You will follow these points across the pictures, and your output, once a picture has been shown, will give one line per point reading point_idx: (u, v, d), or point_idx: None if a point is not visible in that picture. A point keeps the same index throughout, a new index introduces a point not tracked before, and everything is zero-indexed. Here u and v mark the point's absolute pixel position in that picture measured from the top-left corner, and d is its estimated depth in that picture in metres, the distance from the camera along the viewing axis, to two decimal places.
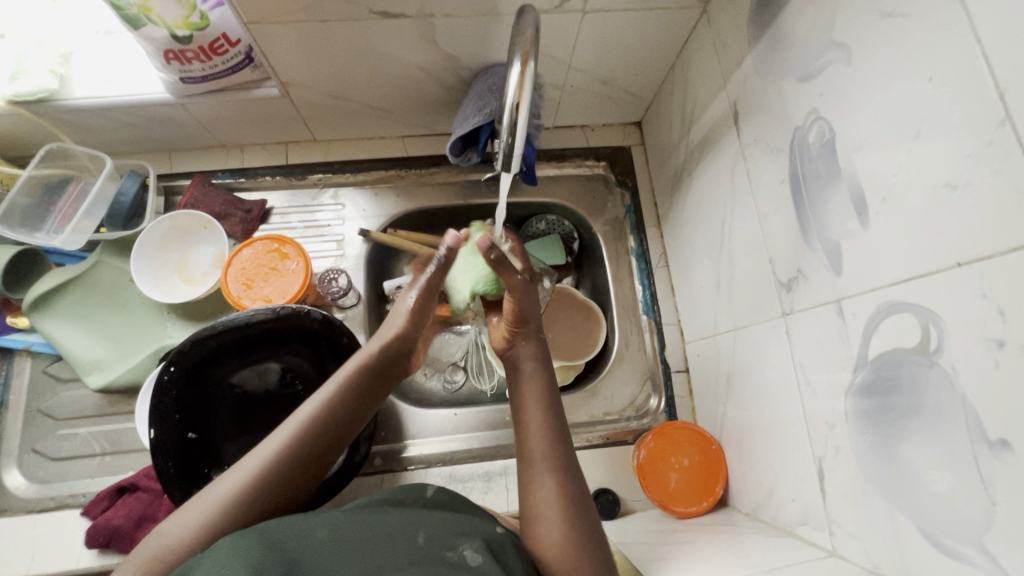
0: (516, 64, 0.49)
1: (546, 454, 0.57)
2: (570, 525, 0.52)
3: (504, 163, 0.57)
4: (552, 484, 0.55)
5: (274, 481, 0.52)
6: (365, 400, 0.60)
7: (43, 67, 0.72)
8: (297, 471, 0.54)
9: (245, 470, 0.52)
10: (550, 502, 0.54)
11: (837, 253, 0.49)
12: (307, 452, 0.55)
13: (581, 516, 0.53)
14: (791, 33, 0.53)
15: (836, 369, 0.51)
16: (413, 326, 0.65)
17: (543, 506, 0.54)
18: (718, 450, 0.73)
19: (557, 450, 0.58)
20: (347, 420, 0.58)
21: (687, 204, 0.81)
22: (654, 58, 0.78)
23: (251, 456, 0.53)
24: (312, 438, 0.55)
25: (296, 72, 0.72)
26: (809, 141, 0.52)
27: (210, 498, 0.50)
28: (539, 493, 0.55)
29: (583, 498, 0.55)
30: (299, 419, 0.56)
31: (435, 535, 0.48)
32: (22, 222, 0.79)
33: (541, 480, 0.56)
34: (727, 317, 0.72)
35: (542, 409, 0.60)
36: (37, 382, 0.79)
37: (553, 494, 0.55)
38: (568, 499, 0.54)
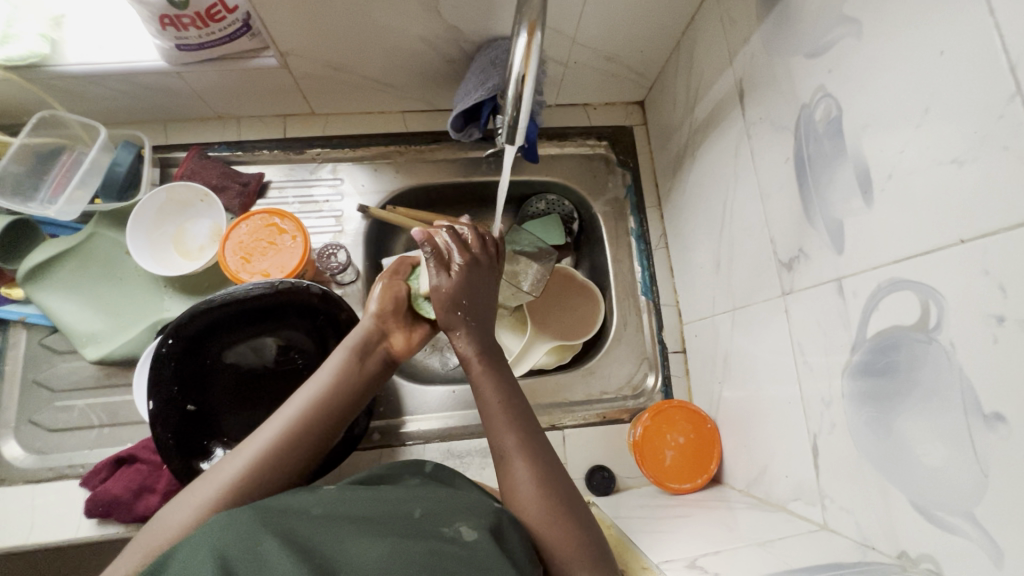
0: (522, 34, 0.46)
1: (517, 441, 0.56)
2: (544, 506, 0.52)
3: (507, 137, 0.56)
4: (527, 473, 0.54)
5: (271, 469, 0.52)
6: (354, 395, 0.59)
7: (33, 31, 0.69)
8: (292, 459, 0.53)
9: (237, 463, 0.52)
10: (528, 489, 0.53)
11: (839, 232, 0.49)
12: (297, 447, 0.54)
13: (556, 493, 0.53)
14: (801, 7, 0.52)
15: (833, 347, 0.51)
16: (380, 314, 0.65)
17: (523, 495, 0.53)
18: (713, 429, 0.75)
19: (526, 432, 0.56)
20: (335, 417, 0.57)
21: (689, 184, 0.81)
22: (659, 33, 0.77)
23: (244, 449, 0.53)
24: (302, 434, 0.54)
25: (295, 40, 0.71)
26: (816, 118, 0.51)
27: (211, 488, 0.50)
28: (518, 484, 0.53)
29: (562, 475, 0.55)
30: (286, 417, 0.55)
31: (434, 513, 0.48)
32: (15, 191, 0.76)
33: (516, 468, 0.54)
34: (726, 297, 0.72)
35: (507, 404, 0.58)
36: (33, 354, 0.79)
37: (530, 477, 0.53)
38: (544, 480, 0.53)
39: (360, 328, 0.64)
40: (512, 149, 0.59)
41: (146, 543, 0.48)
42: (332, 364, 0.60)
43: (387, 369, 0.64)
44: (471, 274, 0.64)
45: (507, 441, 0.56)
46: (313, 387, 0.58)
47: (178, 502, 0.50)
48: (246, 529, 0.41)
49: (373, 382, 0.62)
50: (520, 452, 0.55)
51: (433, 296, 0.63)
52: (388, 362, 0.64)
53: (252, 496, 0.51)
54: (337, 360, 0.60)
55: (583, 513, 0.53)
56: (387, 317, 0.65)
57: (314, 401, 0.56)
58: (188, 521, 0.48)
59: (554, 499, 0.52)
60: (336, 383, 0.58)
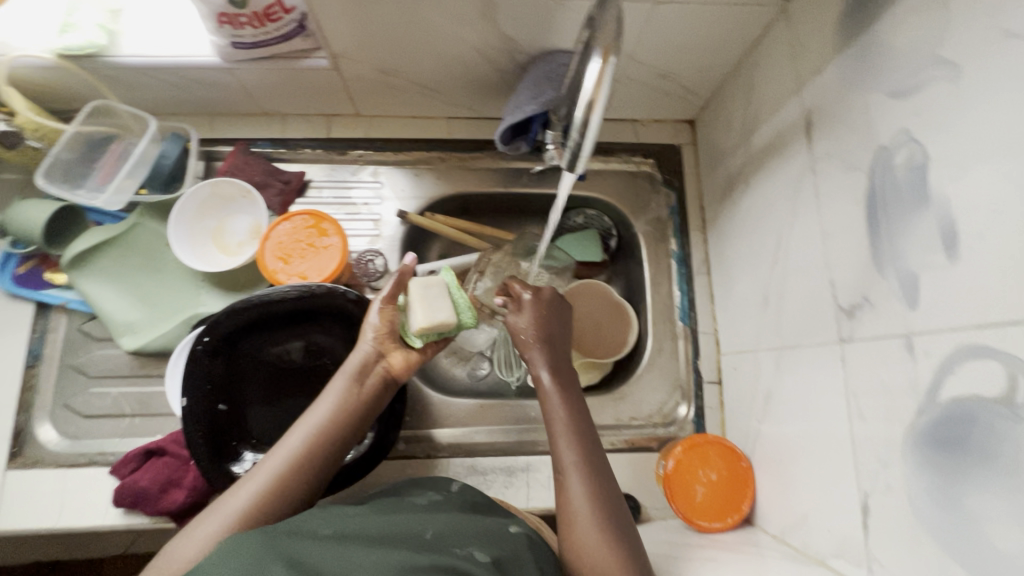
0: (596, 60, 0.44)
1: (575, 456, 0.60)
2: (599, 529, 0.55)
3: (568, 163, 0.52)
4: (585, 497, 0.57)
5: (276, 498, 0.53)
6: (359, 417, 0.60)
7: (92, 22, 0.70)
8: (295, 486, 0.54)
9: (248, 491, 0.52)
10: (584, 509, 0.56)
11: (913, 285, 0.47)
12: (298, 476, 0.55)
13: (611, 514, 0.56)
14: (887, 43, 0.49)
15: (896, 405, 0.49)
16: (379, 337, 0.64)
17: (580, 520, 0.56)
18: (748, 468, 0.72)
19: (586, 451, 0.60)
20: (338, 443, 0.58)
21: (738, 212, 0.78)
22: (719, 55, 0.74)
23: (252, 478, 0.54)
24: (305, 463, 0.55)
25: (349, 44, 0.70)
26: (895, 162, 0.48)
27: (220, 519, 0.51)
28: (575, 509, 0.57)
29: (616, 493, 0.59)
30: (292, 447, 0.56)
31: (444, 533, 0.51)
32: (64, 178, 0.77)
33: (572, 488, 0.58)
34: (772, 334, 0.69)
35: (574, 418, 0.63)
36: (71, 339, 0.79)
37: (586, 498, 0.57)
38: (599, 504, 0.57)
39: (358, 352, 0.63)
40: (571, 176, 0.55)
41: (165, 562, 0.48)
42: (333, 390, 0.60)
43: (388, 388, 0.64)
44: (553, 313, 0.71)
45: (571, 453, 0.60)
46: (315, 415, 0.58)
47: (188, 534, 0.50)
48: (258, 551, 0.42)
49: (376, 400, 0.62)
50: (579, 471, 0.59)
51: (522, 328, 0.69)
52: (389, 382, 0.64)
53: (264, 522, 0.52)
54: (338, 385, 0.61)
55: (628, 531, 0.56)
56: (386, 338, 0.64)
57: (317, 430, 0.57)
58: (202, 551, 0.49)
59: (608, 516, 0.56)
60: (338, 410, 0.59)
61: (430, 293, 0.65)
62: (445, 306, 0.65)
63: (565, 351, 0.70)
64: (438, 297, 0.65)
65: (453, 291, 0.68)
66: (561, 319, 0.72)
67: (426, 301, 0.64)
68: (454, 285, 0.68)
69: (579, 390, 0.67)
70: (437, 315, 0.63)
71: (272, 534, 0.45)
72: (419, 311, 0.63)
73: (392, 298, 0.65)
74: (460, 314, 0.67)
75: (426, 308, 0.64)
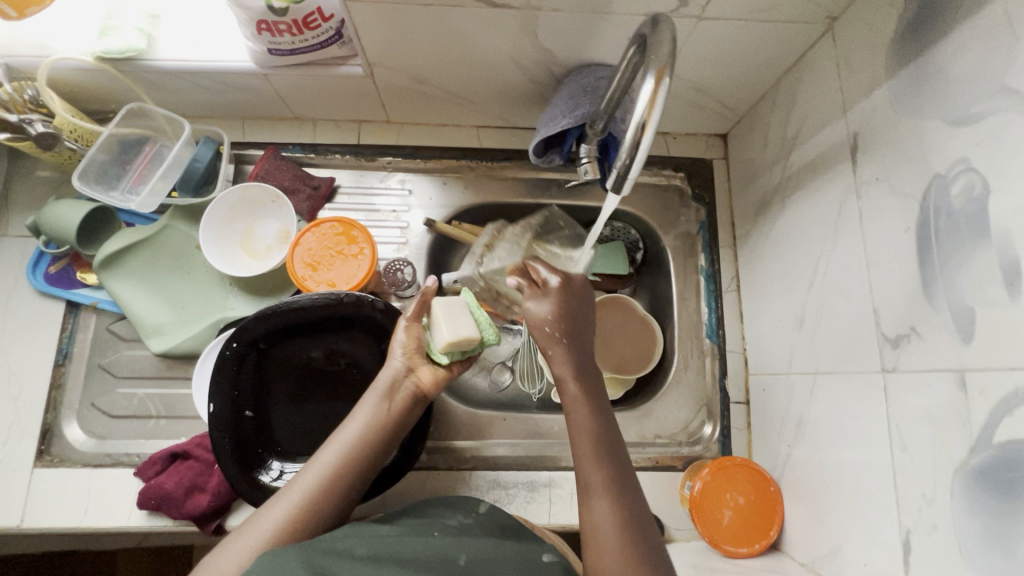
0: (649, 80, 0.44)
1: (602, 474, 0.55)
2: (626, 554, 0.50)
3: (613, 185, 0.51)
4: (611, 519, 0.52)
5: (307, 517, 0.53)
6: (389, 435, 0.59)
7: (133, 25, 0.71)
8: (324, 506, 0.54)
9: (280, 509, 0.52)
10: (610, 532, 0.52)
11: (969, 320, 0.45)
12: (329, 494, 0.54)
13: (639, 538, 0.52)
14: (946, 69, 0.48)
15: (945, 442, 0.47)
16: (406, 354, 0.64)
17: (604, 544, 0.51)
18: (776, 494, 0.71)
19: (613, 468, 0.56)
20: (367, 464, 0.57)
21: (773, 230, 0.76)
22: (759, 71, 0.73)
23: (284, 496, 0.53)
24: (336, 482, 0.55)
25: (385, 53, 0.70)
26: (950, 193, 0.47)
27: (253, 537, 0.50)
28: (600, 531, 0.52)
29: (645, 511, 0.54)
30: (324, 464, 0.55)
31: (477, 559, 0.51)
32: (99, 180, 0.77)
33: (599, 508, 0.53)
34: (806, 358, 0.68)
35: (601, 429, 0.58)
36: (100, 338, 0.80)
37: (612, 520, 0.52)
38: (626, 527, 0.52)
39: (386, 369, 0.63)
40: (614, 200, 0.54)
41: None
42: (363, 408, 0.60)
43: (416, 405, 0.63)
44: (579, 304, 0.66)
45: (597, 468, 0.55)
46: (346, 432, 0.58)
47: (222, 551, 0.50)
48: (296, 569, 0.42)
49: (406, 418, 0.61)
50: (606, 490, 0.54)
51: (544, 316, 0.64)
52: (418, 398, 0.63)
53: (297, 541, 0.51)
54: (367, 403, 0.60)
55: (658, 554, 0.51)
56: (414, 354, 0.64)
57: (349, 446, 0.57)
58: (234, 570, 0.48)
59: (635, 540, 0.51)
60: (369, 428, 0.58)
61: (452, 310, 0.65)
62: (469, 323, 0.64)
63: (592, 348, 0.64)
64: (461, 314, 0.65)
65: (474, 308, 0.67)
66: (586, 316, 0.66)
67: (450, 319, 0.64)
68: (474, 304, 0.68)
69: (607, 397, 0.61)
70: (460, 331, 0.63)
71: (309, 550, 0.45)
72: (443, 327, 0.63)
73: (417, 316, 0.66)
74: (483, 331, 0.66)
75: (448, 324, 0.63)
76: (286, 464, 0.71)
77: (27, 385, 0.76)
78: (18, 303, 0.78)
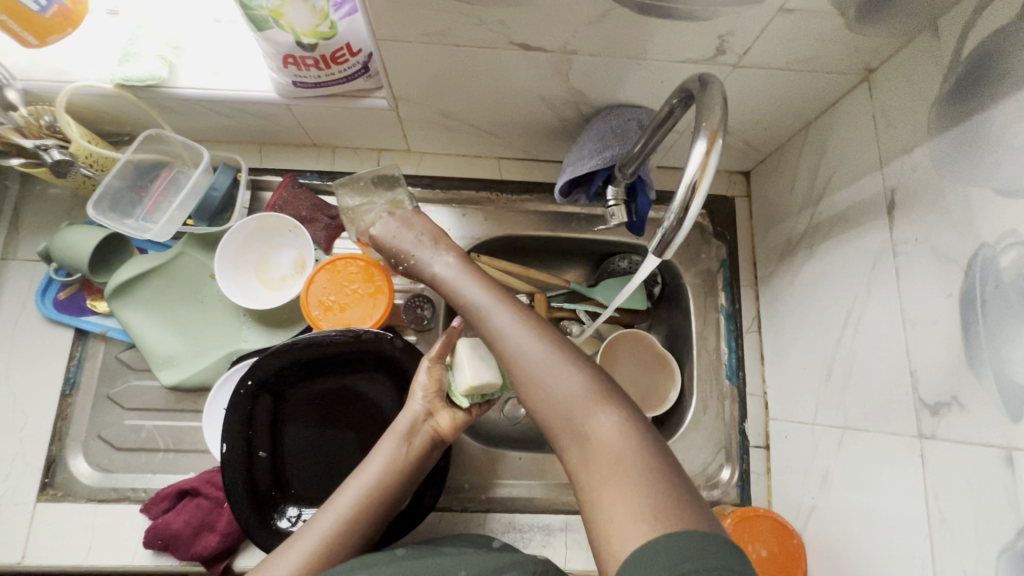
0: (700, 141, 0.42)
1: (499, 316, 0.57)
2: (543, 359, 0.52)
3: (657, 248, 0.49)
4: (521, 338, 0.54)
5: (324, 563, 0.52)
6: (407, 478, 0.59)
7: (154, 53, 0.69)
8: (339, 552, 0.54)
9: (296, 555, 0.52)
10: (526, 351, 0.53)
11: (1017, 398, 0.44)
12: (345, 542, 0.54)
13: (553, 344, 0.54)
14: (997, 137, 0.46)
15: (990, 519, 0.46)
16: (426, 394, 0.63)
17: (525, 363, 0.53)
18: (799, 546, 0.69)
19: (506, 305, 0.58)
20: (382, 511, 0.57)
21: (799, 275, 0.75)
22: (790, 116, 0.72)
23: (298, 538, 0.54)
24: (351, 530, 0.55)
25: (412, 88, 0.69)
26: (998, 264, 0.46)
27: None
28: (516, 355, 0.54)
29: (551, 328, 0.56)
30: (339, 509, 0.56)
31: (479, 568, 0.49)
32: (113, 207, 0.75)
33: (509, 342, 0.55)
34: (833, 411, 0.67)
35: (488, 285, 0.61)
36: (108, 367, 0.78)
37: (522, 340, 0.54)
38: (537, 339, 0.54)
39: (407, 411, 0.62)
40: (654, 259, 0.52)
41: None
42: (382, 450, 0.60)
43: (436, 448, 0.63)
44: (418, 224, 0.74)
45: (501, 315, 0.57)
46: (363, 478, 0.58)
47: None
48: None
49: (424, 463, 0.61)
50: (510, 324, 0.56)
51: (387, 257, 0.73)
52: (436, 442, 0.62)
53: None
54: (387, 445, 0.60)
55: (577, 356, 0.53)
56: (434, 397, 0.63)
57: (365, 493, 0.57)
58: None
59: (550, 351, 0.53)
60: (386, 473, 0.58)
61: (476, 352, 0.62)
62: (492, 367, 0.62)
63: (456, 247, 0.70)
64: (485, 357, 0.63)
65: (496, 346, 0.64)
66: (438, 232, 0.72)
67: (472, 361, 0.62)
68: None
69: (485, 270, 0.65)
70: (483, 375, 0.61)
71: None
72: (466, 371, 0.61)
73: (440, 357, 0.64)
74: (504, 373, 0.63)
75: (467, 366, 0.61)
76: (303, 509, 0.68)
77: (32, 415, 0.74)
78: (26, 329, 0.76)
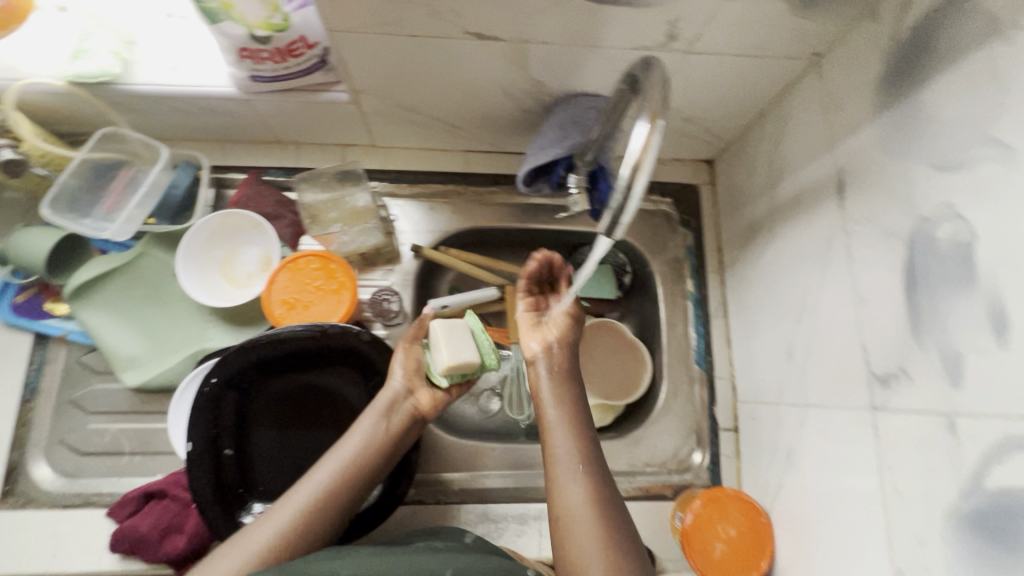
0: (643, 124, 0.43)
1: (570, 453, 0.59)
2: (593, 519, 0.54)
3: (608, 229, 0.48)
4: (581, 488, 0.56)
5: (299, 539, 0.52)
6: (383, 457, 0.60)
7: (107, 49, 0.68)
8: (315, 531, 0.54)
9: (271, 528, 0.52)
10: (580, 504, 0.55)
11: (957, 365, 0.45)
12: (324, 514, 0.54)
13: (610, 509, 0.55)
14: (932, 115, 0.48)
15: (937, 485, 0.47)
16: (407, 373, 0.64)
17: (574, 510, 0.55)
18: (767, 525, 0.71)
19: (583, 445, 0.60)
20: (360, 488, 0.57)
21: (760, 259, 0.77)
22: (746, 103, 0.74)
23: (276, 512, 0.53)
24: (330, 504, 0.55)
25: (371, 81, 0.69)
26: (936, 236, 0.47)
27: (237, 554, 0.50)
28: (567, 498, 0.56)
29: (615, 497, 0.57)
30: (318, 483, 0.55)
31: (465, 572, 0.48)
32: (70, 207, 0.74)
33: (569, 482, 0.57)
34: (795, 390, 0.68)
35: (574, 413, 0.62)
36: (70, 371, 0.76)
37: (580, 494, 0.56)
38: (596, 501, 0.55)
39: (386, 387, 0.63)
40: (607, 243, 0.51)
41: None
42: (362, 426, 0.60)
43: (414, 426, 0.63)
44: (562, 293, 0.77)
45: (568, 453, 0.59)
46: (344, 451, 0.58)
47: (208, 564, 0.50)
48: None
49: (401, 441, 0.62)
50: (576, 467, 0.58)
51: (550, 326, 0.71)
52: (416, 420, 0.63)
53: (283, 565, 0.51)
54: (367, 422, 0.61)
55: (622, 523, 0.54)
56: (414, 375, 0.64)
57: (344, 466, 0.57)
58: None
59: (601, 522, 0.54)
60: (365, 450, 0.59)
61: (452, 332, 0.62)
62: (470, 346, 0.63)
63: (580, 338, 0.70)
64: (463, 338, 0.63)
65: (476, 327, 0.65)
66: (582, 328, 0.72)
67: (450, 341, 0.62)
68: (478, 328, 0.66)
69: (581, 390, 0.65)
70: (461, 355, 0.61)
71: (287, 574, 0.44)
72: (444, 351, 0.61)
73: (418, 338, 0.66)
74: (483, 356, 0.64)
75: (443, 345, 0.61)
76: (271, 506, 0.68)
77: None
78: None
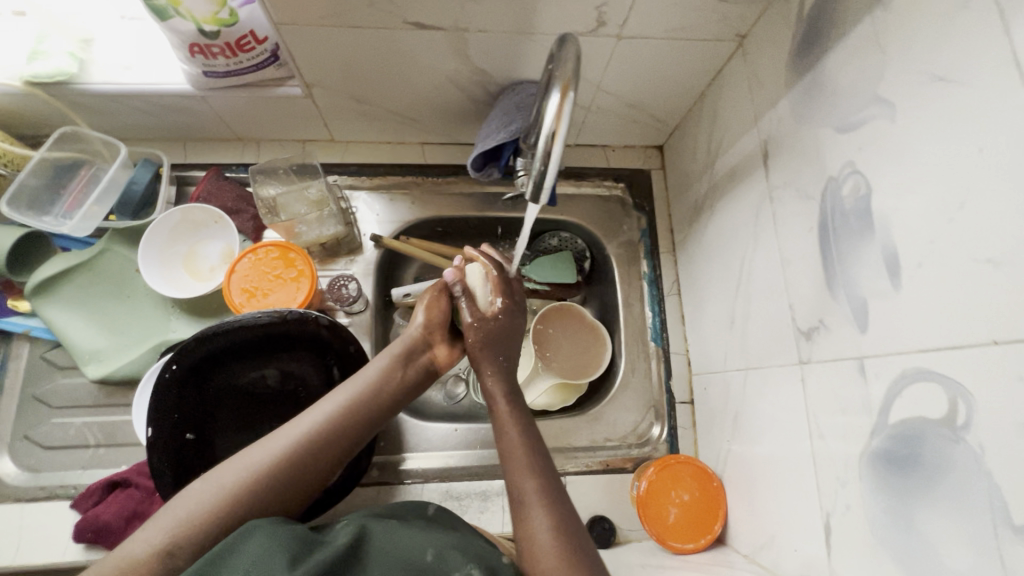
0: (555, 94, 0.46)
1: (533, 484, 0.56)
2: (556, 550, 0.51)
3: (532, 194, 0.52)
4: (543, 519, 0.53)
5: (297, 463, 0.53)
6: (393, 398, 0.61)
7: (63, 51, 0.71)
8: (312, 462, 0.54)
9: (274, 447, 0.54)
10: (543, 537, 0.52)
11: (863, 311, 0.49)
12: (325, 446, 0.55)
13: (573, 537, 0.52)
14: (833, 82, 0.52)
15: (853, 426, 0.50)
16: (427, 327, 0.66)
17: (537, 535, 0.52)
18: (719, 488, 0.73)
19: (545, 476, 0.57)
20: (364, 424, 0.58)
21: (705, 234, 0.80)
22: (683, 86, 0.77)
23: (283, 434, 0.55)
24: (332, 434, 0.56)
25: (322, 74, 0.71)
26: (842, 193, 0.51)
27: (237, 471, 0.52)
28: (531, 527, 0.53)
29: (578, 526, 0.54)
30: (326, 410, 0.57)
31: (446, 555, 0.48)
32: (30, 205, 0.76)
33: (531, 511, 0.54)
34: (739, 356, 0.71)
35: (529, 441, 0.60)
36: (34, 367, 0.78)
37: (544, 526, 0.52)
38: (560, 531, 0.52)
39: (407, 334, 0.65)
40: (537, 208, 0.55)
41: (167, 522, 0.49)
42: (376, 364, 0.62)
43: (428, 376, 0.65)
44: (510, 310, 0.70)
45: (530, 482, 0.56)
46: (358, 382, 0.60)
47: (206, 481, 0.52)
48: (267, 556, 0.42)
49: (414, 388, 0.63)
50: (538, 497, 0.55)
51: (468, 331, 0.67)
52: (430, 372, 0.66)
53: (272, 494, 0.52)
54: (383, 360, 0.63)
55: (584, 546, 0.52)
56: (435, 330, 0.67)
57: (358, 395, 0.59)
58: (212, 506, 0.50)
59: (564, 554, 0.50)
60: (377, 385, 0.60)
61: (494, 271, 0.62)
62: None
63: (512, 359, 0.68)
64: None
65: None
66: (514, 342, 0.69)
67: None
68: None
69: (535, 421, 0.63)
70: None
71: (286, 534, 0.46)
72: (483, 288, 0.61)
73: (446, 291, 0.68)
74: None
75: None
76: None
77: None
78: None
